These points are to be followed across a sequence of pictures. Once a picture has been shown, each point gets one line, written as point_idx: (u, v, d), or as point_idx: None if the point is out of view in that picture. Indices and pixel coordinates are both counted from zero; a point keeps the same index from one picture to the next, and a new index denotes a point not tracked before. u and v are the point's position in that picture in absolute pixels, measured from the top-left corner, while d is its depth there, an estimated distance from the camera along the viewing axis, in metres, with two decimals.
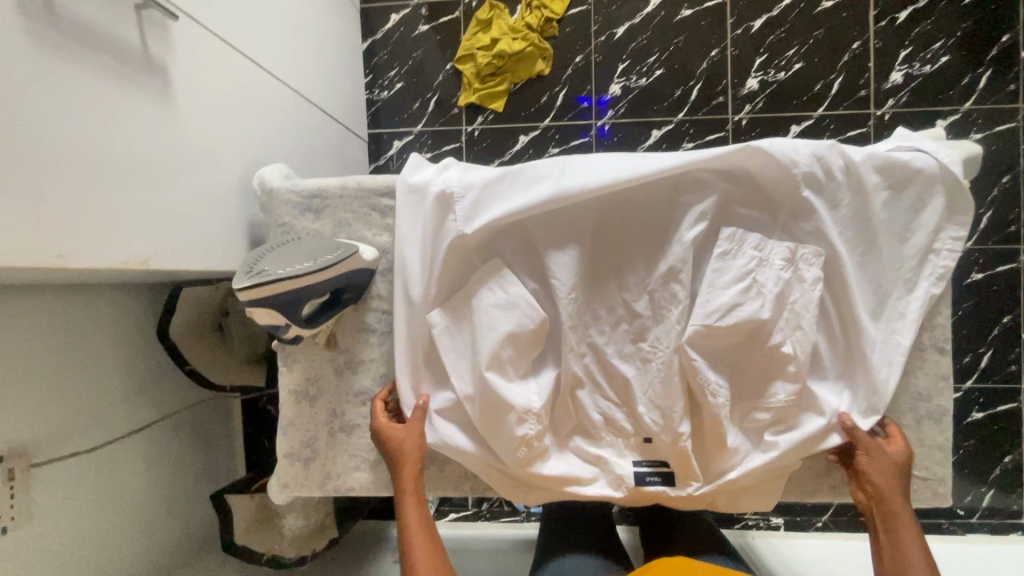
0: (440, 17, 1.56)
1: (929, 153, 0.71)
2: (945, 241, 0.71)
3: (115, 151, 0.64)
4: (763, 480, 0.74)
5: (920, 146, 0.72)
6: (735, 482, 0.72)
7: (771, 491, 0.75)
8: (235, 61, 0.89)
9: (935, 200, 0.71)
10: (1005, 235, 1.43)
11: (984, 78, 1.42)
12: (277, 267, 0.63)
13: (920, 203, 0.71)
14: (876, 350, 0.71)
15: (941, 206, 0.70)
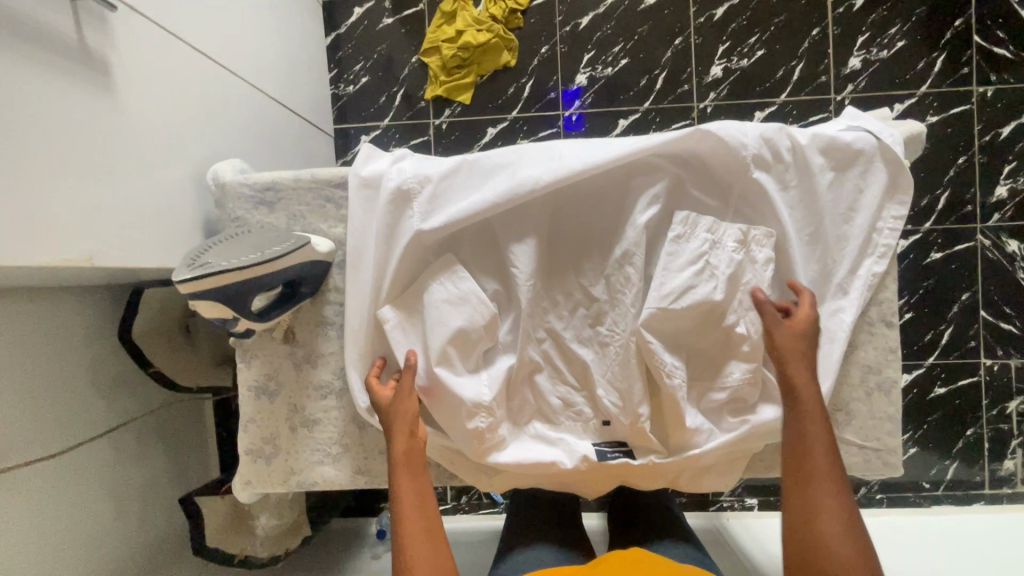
0: (404, 9, 1.55)
1: (873, 133, 0.73)
2: (887, 219, 0.72)
3: (51, 147, 0.62)
4: (724, 459, 0.74)
5: (864, 126, 0.73)
6: (696, 461, 0.73)
7: (732, 470, 0.75)
8: (181, 53, 0.87)
9: (879, 178, 0.72)
10: (962, 215, 1.47)
11: (939, 62, 1.45)
12: (221, 260, 0.62)
13: (864, 180, 0.72)
14: (824, 326, 0.72)
15: (883, 183, 0.72)
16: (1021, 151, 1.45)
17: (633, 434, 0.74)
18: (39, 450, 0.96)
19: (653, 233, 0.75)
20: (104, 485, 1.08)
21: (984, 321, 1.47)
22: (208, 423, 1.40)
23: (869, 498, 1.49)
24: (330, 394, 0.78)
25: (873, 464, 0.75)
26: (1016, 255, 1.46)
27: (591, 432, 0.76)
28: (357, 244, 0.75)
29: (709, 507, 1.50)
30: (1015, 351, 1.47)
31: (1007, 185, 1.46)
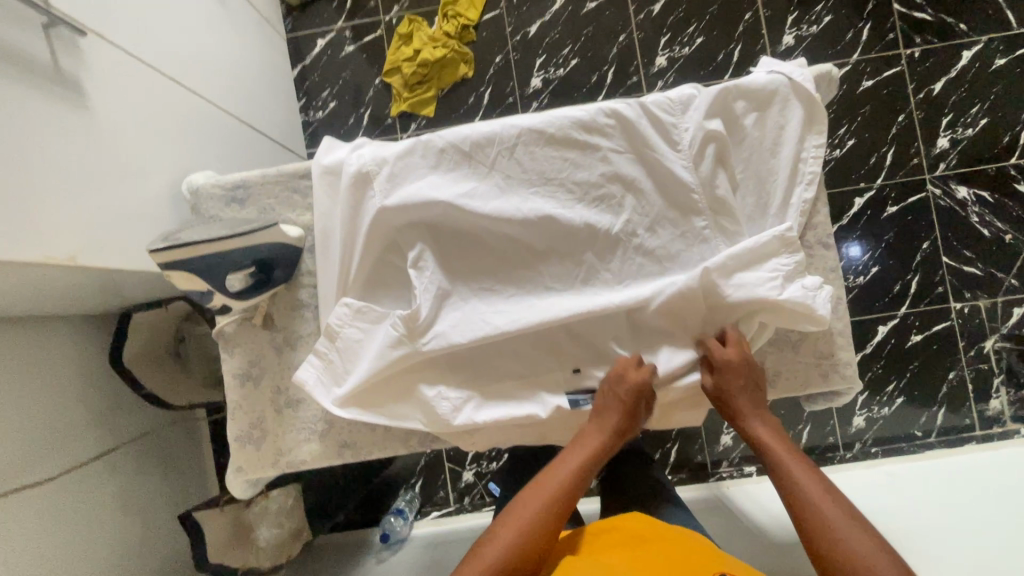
0: (364, 37, 1.65)
1: (785, 74, 0.80)
2: (810, 149, 0.79)
3: (27, 155, 0.68)
4: (690, 396, 0.82)
5: (776, 69, 0.81)
6: (663, 398, 0.80)
7: (698, 406, 0.83)
8: (152, 78, 0.94)
9: (795, 114, 0.79)
10: (910, 169, 1.54)
11: (866, 31, 1.56)
12: (193, 235, 0.69)
13: (783, 118, 0.79)
14: (771, 260, 0.75)
15: (800, 117, 0.78)
16: (956, 104, 1.54)
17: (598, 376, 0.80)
18: (36, 471, 0.98)
19: (595, 188, 0.80)
20: (103, 508, 1.09)
21: (948, 267, 1.53)
22: (204, 447, 1.41)
23: (865, 453, 1.52)
24: None
25: (833, 379, 0.79)
26: (968, 200, 1.53)
27: (560, 382, 0.80)
28: (324, 227, 0.80)
29: (709, 479, 1.51)
30: (983, 292, 1.52)
31: (947, 136, 1.54)
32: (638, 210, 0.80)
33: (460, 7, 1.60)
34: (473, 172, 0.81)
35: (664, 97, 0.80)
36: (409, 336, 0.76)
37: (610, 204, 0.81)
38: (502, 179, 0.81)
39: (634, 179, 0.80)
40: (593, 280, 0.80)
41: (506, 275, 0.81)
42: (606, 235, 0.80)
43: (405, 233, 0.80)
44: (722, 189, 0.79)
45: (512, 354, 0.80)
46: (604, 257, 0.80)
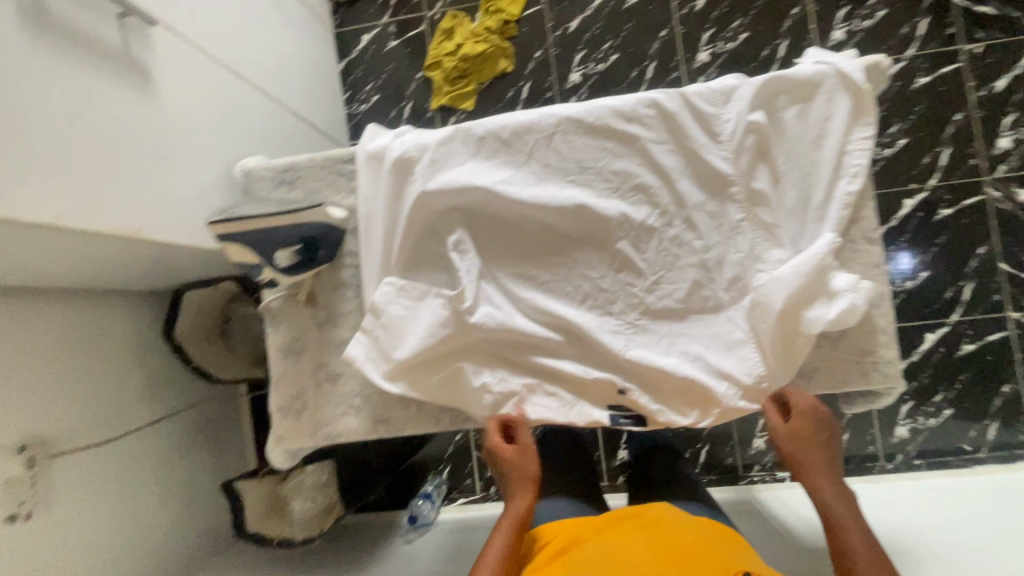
0: (408, 32, 1.69)
1: (832, 64, 0.78)
2: (857, 141, 0.77)
3: (99, 135, 0.73)
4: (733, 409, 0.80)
5: (823, 60, 0.79)
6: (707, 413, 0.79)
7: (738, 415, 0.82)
8: (212, 68, 1.00)
9: (842, 105, 0.77)
10: (967, 170, 1.47)
11: (923, 26, 1.50)
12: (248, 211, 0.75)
13: (829, 109, 0.78)
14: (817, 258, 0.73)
15: (848, 108, 0.77)
16: (1019, 102, 1.46)
17: (639, 378, 0.79)
18: (94, 434, 1.06)
19: (632, 177, 0.81)
20: (153, 472, 1.17)
21: (1006, 274, 1.45)
22: (245, 423, 1.48)
23: (908, 465, 1.46)
24: None
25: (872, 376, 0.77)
26: None
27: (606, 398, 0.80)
28: (368, 209, 0.83)
29: (740, 482, 1.48)
30: None
31: (1009, 136, 1.46)
32: (676, 200, 0.80)
33: (502, 3, 1.63)
34: (512, 160, 0.82)
35: (706, 90, 0.80)
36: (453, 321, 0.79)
37: (647, 194, 0.80)
38: (537, 168, 0.82)
39: (673, 168, 0.80)
40: (627, 270, 0.80)
41: (541, 261, 0.82)
42: (642, 224, 0.80)
43: (445, 216, 0.82)
44: (760, 182, 0.78)
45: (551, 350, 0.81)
46: (640, 247, 0.80)
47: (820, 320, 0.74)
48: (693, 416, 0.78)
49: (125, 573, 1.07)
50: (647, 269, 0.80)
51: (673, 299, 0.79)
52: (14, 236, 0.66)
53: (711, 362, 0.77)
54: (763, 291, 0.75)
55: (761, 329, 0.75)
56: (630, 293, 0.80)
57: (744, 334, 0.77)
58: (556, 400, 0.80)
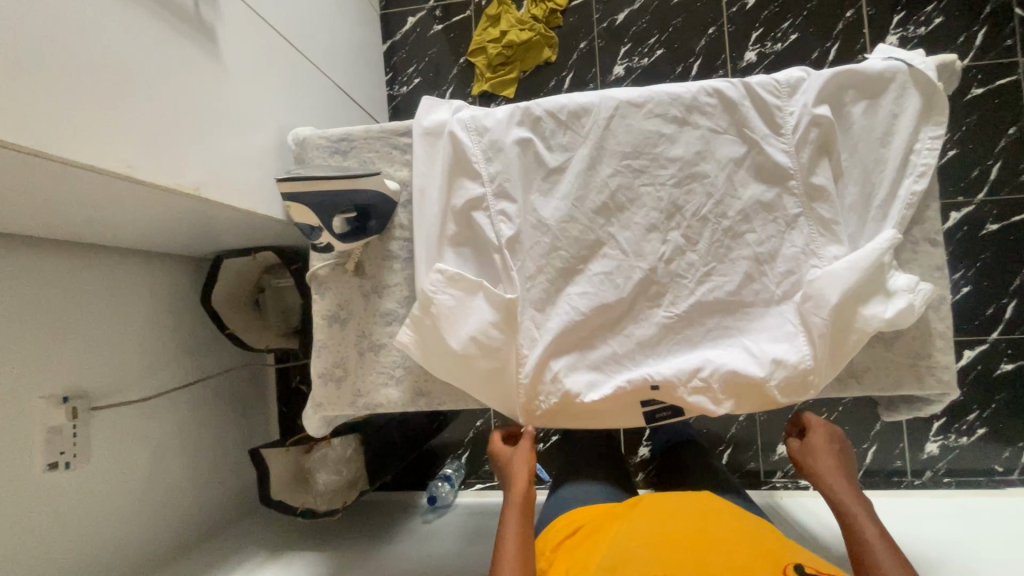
0: (453, 17, 1.70)
1: (905, 61, 0.77)
2: (925, 141, 0.75)
3: (165, 90, 0.74)
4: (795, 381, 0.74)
5: (895, 57, 0.78)
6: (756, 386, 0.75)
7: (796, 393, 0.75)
8: (271, 38, 1.01)
9: (911, 103, 0.75)
10: (1017, 186, 1.44)
11: (980, 36, 1.46)
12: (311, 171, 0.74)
13: (898, 107, 0.76)
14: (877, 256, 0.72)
15: (918, 107, 0.75)
16: None
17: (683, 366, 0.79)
18: (132, 390, 1.07)
19: (690, 164, 0.80)
20: (183, 433, 1.18)
21: None
22: (271, 394, 1.49)
23: (936, 482, 1.43)
24: (394, 321, 0.85)
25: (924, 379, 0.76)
26: None
27: (641, 396, 0.78)
28: (423, 184, 0.84)
29: (762, 487, 1.46)
30: None
31: None
32: (734, 191, 0.79)
33: None
34: (568, 142, 0.82)
35: (772, 80, 0.79)
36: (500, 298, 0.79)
37: (704, 183, 0.80)
38: (593, 151, 0.81)
39: (732, 158, 0.79)
40: (679, 259, 0.80)
41: (591, 243, 0.81)
42: (697, 213, 0.79)
43: (498, 193, 0.82)
44: (824, 176, 0.77)
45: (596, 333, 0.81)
46: (693, 236, 0.80)
47: (875, 317, 0.72)
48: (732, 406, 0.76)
49: (152, 529, 1.08)
50: (699, 257, 0.79)
51: (724, 290, 0.79)
52: (82, 182, 0.67)
53: (760, 352, 0.76)
54: (816, 285, 0.74)
55: (813, 322, 0.73)
56: (680, 281, 0.80)
57: (795, 328, 0.76)
58: (592, 379, 0.79)
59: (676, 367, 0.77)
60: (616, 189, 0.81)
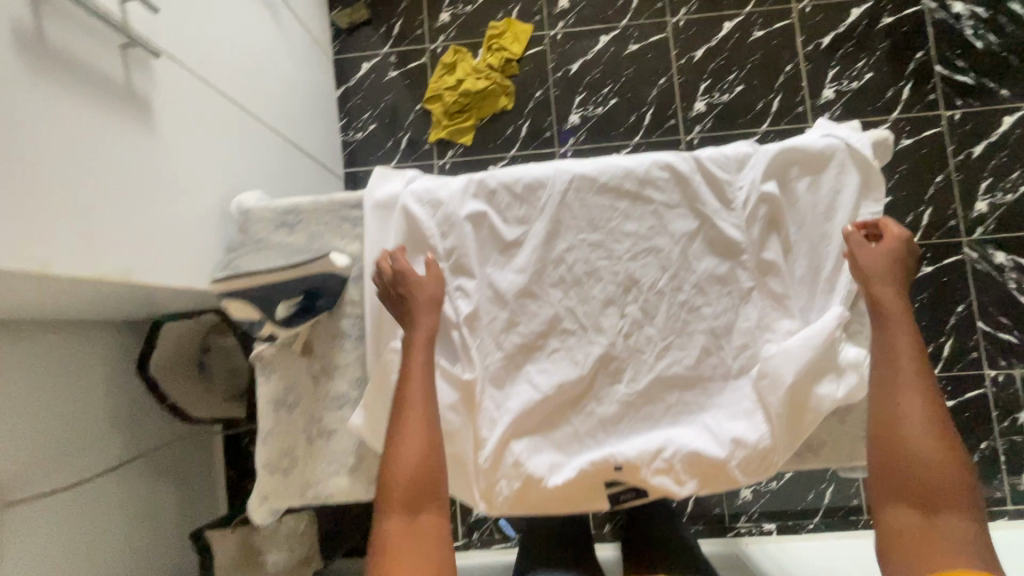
0: (409, 63, 1.68)
1: (843, 138, 0.80)
2: (865, 216, 0.79)
3: (94, 173, 0.68)
4: (755, 459, 0.75)
5: (835, 133, 0.81)
6: (715, 468, 0.75)
7: (760, 469, 0.75)
8: (213, 100, 0.96)
9: (852, 179, 0.79)
10: (946, 230, 1.53)
11: (906, 90, 1.56)
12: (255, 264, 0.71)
13: (839, 183, 0.79)
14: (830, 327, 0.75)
15: (857, 184, 0.78)
16: (996, 168, 1.53)
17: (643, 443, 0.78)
18: (52, 479, 0.97)
19: (645, 239, 0.80)
20: (112, 520, 1.07)
21: (983, 332, 1.50)
22: (218, 460, 1.41)
23: None
24: (346, 405, 0.81)
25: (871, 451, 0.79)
26: (1005, 265, 1.51)
27: (605, 478, 0.76)
28: (375, 258, 0.80)
29: (727, 533, 1.46)
30: (1017, 361, 1.49)
31: (986, 200, 1.52)
32: (688, 266, 0.80)
33: (504, 41, 1.64)
34: (524, 216, 0.81)
35: (722, 155, 0.80)
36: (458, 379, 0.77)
37: (660, 257, 0.80)
38: (549, 225, 0.80)
39: (687, 233, 0.80)
40: (637, 334, 0.79)
41: (550, 320, 0.80)
42: (653, 289, 0.80)
43: (454, 267, 0.80)
44: (775, 251, 0.79)
45: (559, 413, 0.79)
46: (651, 311, 0.80)
47: (829, 397, 0.75)
48: (693, 486, 0.75)
49: None
50: (657, 332, 0.79)
51: (683, 364, 0.79)
52: None
53: (719, 431, 0.76)
54: (771, 362, 0.75)
55: (769, 402, 0.75)
56: (639, 356, 0.79)
57: (752, 405, 0.77)
58: (552, 461, 0.77)
59: (638, 449, 0.76)
60: (573, 264, 0.80)
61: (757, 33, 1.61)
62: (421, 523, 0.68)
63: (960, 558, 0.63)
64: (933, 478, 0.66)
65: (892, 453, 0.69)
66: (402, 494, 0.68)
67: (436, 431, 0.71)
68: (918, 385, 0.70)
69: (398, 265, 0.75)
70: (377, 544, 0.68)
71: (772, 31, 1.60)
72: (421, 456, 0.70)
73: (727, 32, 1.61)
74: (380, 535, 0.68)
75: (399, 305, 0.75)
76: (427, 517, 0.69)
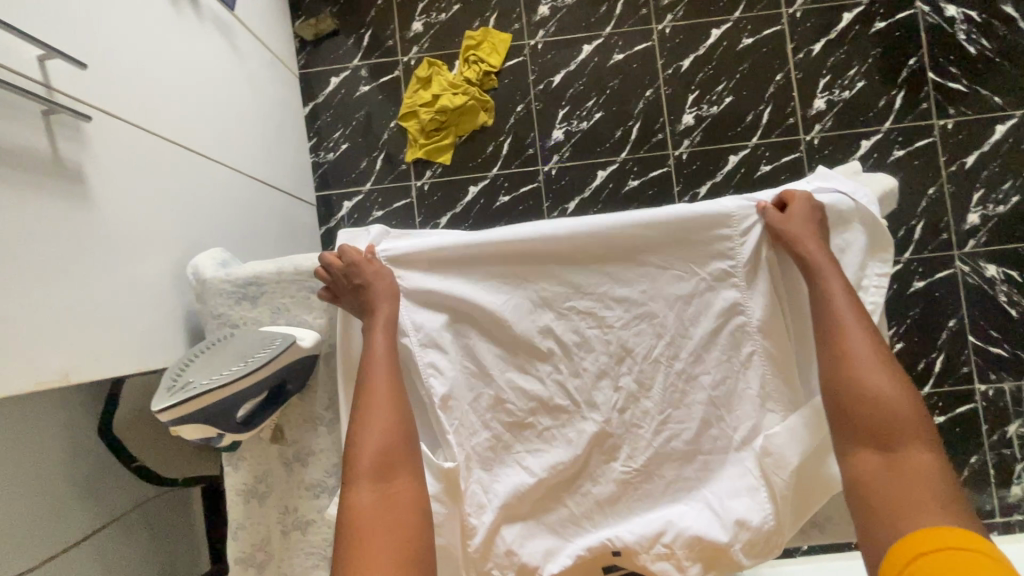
0: (381, 77, 1.58)
1: (848, 194, 0.77)
2: (872, 276, 0.76)
3: (23, 268, 0.60)
4: (760, 541, 0.71)
5: (836, 185, 0.78)
6: (717, 551, 0.71)
7: (764, 550, 0.72)
8: (164, 151, 0.87)
9: (856, 239, 0.77)
10: (939, 244, 1.50)
11: (899, 99, 1.51)
12: (203, 378, 0.61)
13: (844, 244, 0.77)
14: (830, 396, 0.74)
15: (862, 243, 0.76)
16: (988, 179, 1.49)
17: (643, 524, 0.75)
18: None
19: (636, 303, 0.76)
20: None
21: (974, 346, 1.49)
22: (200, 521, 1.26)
23: None
24: (322, 493, 0.75)
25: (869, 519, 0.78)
26: (996, 279, 1.49)
27: (602, 558, 0.74)
28: (346, 335, 0.74)
29: None
30: (1007, 374, 1.49)
31: (979, 212, 1.49)
32: (679, 333, 0.76)
33: (482, 53, 1.54)
34: (508, 284, 0.76)
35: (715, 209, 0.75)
36: (439, 468, 0.72)
37: (652, 324, 0.76)
38: (534, 294, 0.75)
39: (681, 297, 0.76)
40: (630, 406, 0.76)
41: (539, 397, 0.75)
42: (646, 360, 0.76)
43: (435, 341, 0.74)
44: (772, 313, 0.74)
45: (552, 495, 0.75)
46: (644, 382, 0.76)
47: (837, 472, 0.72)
48: (696, 572, 0.71)
49: None
50: (647, 403, 0.76)
51: (679, 438, 0.75)
52: None
53: (722, 510, 0.72)
54: (773, 441, 0.72)
55: (774, 481, 0.71)
56: (631, 430, 0.75)
57: (755, 480, 0.73)
58: (545, 546, 0.73)
59: (638, 533, 0.72)
60: (560, 336, 0.76)
61: (747, 41, 1.54)
62: (393, 490, 0.64)
63: (943, 492, 0.59)
64: (904, 419, 0.63)
65: (853, 406, 0.65)
66: (371, 465, 0.64)
67: (404, 401, 0.69)
68: (864, 327, 0.68)
69: (351, 257, 0.73)
70: (347, 519, 0.63)
71: (762, 38, 1.54)
72: (386, 426, 0.66)
73: (715, 39, 1.54)
74: (346, 507, 0.63)
75: (355, 294, 0.73)
76: (401, 483, 0.65)
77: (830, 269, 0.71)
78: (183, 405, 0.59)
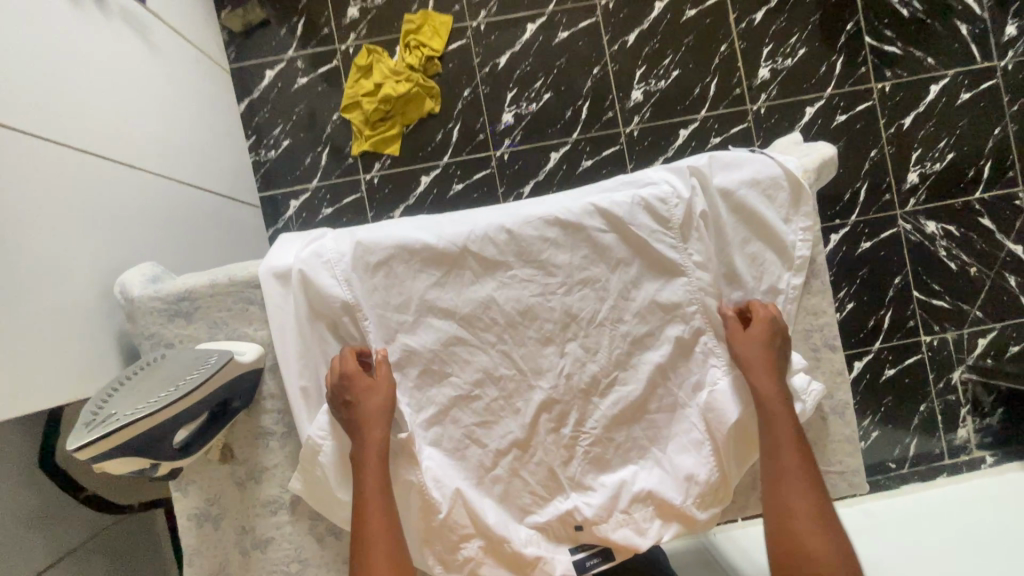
0: (319, 67, 1.51)
1: (772, 158, 0.79)
2: (798, 233, 0.78)
3: None
4: (709, 492, 0.74)
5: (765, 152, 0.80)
6: (672, 509, 0.74)
7: (717, 500, 0.75)
8: (75, 163, 0.80)
9: (781, 196, 0.78)
10: (882, 205, 1.55)
11: (839, 65, 1.54)
12: (123, 410, 0.58)
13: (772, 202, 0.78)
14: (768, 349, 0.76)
15: (784, 201, 0.78)
16: (925, 139, 1.54)
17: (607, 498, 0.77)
18: None
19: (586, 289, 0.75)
20: None
21: (918, 301, 1.56)
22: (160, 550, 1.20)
23: None
24: (280, 509, 0.73)
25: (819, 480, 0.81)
26: (935, 234, 1.55)
27: (568, 537, 0.75)
28: (281, 333, 0.72)
29: None
30: (950, 324, 1.56)
31: (917, 171, 1.55)
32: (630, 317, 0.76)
33: (423, 37, 1.49)
34: (451, 270, 0.73)
35: (648, 182, 0.77)
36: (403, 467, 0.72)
37: (606, 311, 0.75)
38: (483, 286, 0.74)
39: (630, 279, 0.75)
40: (590, 394, 0.75)
41: (496, 390, 0.74)
42: (606, 345, 0.75)
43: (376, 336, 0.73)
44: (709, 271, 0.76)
45: (516, 490, 0.74)
46: (602, 368, 0.75)
47: None
48: (656, 532, 0.74)
49: None
50: (605, 389, 0.75)
51: (637, 419, 0.76)
52: None
53: (673, 468, 0.75)
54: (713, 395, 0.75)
55: (716, 435, 0.74)
56: (591, 416, 0.75)
57: (700, 436, 0.75)
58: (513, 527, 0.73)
59: (596, 504, 0.73)
60: (513, 329, 0.74)
61: (690, 12, 1.53)
62: None
63: None
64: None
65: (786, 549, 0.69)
66: None
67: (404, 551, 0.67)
68: (805, 475, 0.70)
69: (346, 367, 0.69)
70: None
71: (704, 9, 1.53)
72: None
73: (659, 12, 1.53)
74: None
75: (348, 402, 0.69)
76: None
77: (779, 408, 0.71)
78: (104, 440, 0.56)
